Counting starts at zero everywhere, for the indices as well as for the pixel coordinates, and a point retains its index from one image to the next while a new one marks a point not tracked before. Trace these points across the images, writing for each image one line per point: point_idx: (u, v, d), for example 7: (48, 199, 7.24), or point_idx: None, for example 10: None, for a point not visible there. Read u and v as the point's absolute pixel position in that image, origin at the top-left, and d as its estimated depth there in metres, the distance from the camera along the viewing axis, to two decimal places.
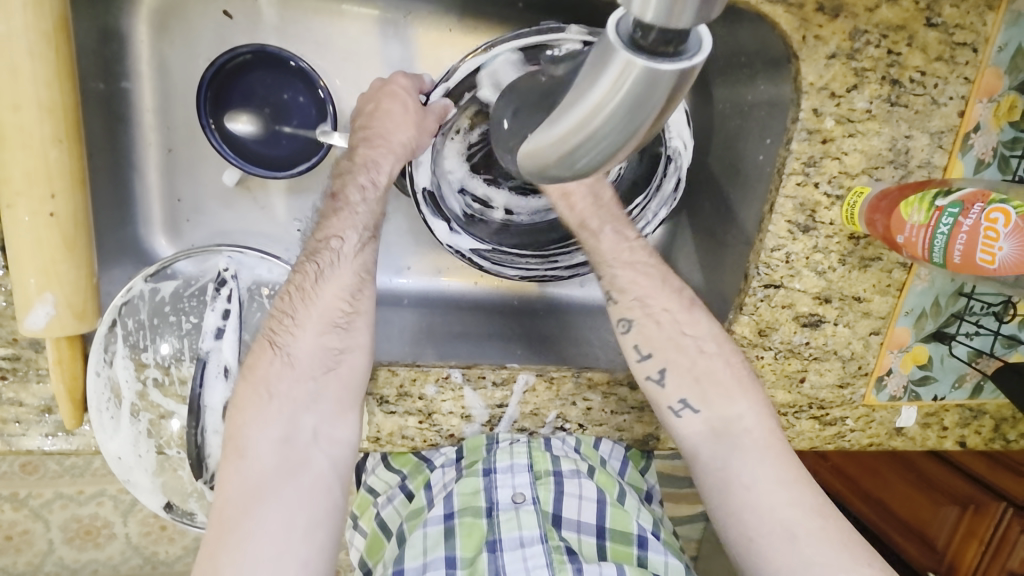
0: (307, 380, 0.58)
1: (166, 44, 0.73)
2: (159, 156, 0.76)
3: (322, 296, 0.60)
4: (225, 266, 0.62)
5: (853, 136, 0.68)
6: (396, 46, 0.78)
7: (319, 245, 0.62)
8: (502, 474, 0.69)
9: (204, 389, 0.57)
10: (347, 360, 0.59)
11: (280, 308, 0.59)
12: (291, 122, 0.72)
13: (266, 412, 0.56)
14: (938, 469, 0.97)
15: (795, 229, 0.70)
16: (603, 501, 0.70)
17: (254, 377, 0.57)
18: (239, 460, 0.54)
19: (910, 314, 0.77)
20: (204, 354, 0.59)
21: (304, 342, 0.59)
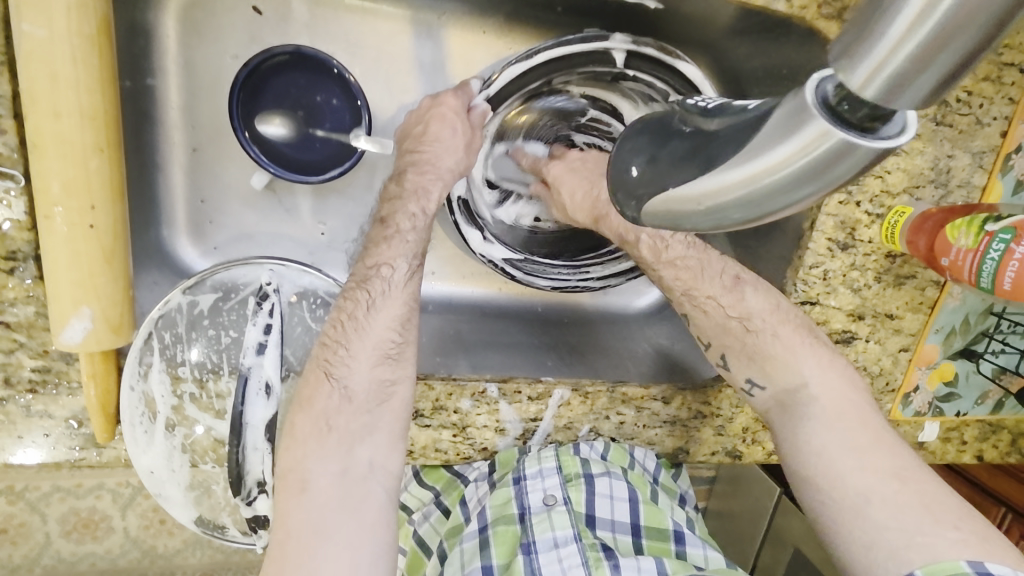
0: (363, 412, 0.58)
1: (194, 40, 0.70)
2: (184, 157, 0.74)
3: (376, 327, 0.60)
4: (267, 279, 0.60)
5: (897, 155, 0.67)
6: (429, 48, 0.76)
7: (370, 272, 0.62)
8: (532, 479, 0.68)
9: (245, 406, 0.55)
10: (399, 391, 0.59)
11: (333, 338, 0.59)
12: (324, 126, 0.70)
13: (325, 444, 0.56)
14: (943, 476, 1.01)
15: (834, 246, 0.70)
16: (635, 499, 0.71)
17: (311, 408, 0.57)
18: (300, 494, 0.53)
19: (939, 331, 0.77)
20: (246, 370, 0.57)
21: (359, 375, 0.58)
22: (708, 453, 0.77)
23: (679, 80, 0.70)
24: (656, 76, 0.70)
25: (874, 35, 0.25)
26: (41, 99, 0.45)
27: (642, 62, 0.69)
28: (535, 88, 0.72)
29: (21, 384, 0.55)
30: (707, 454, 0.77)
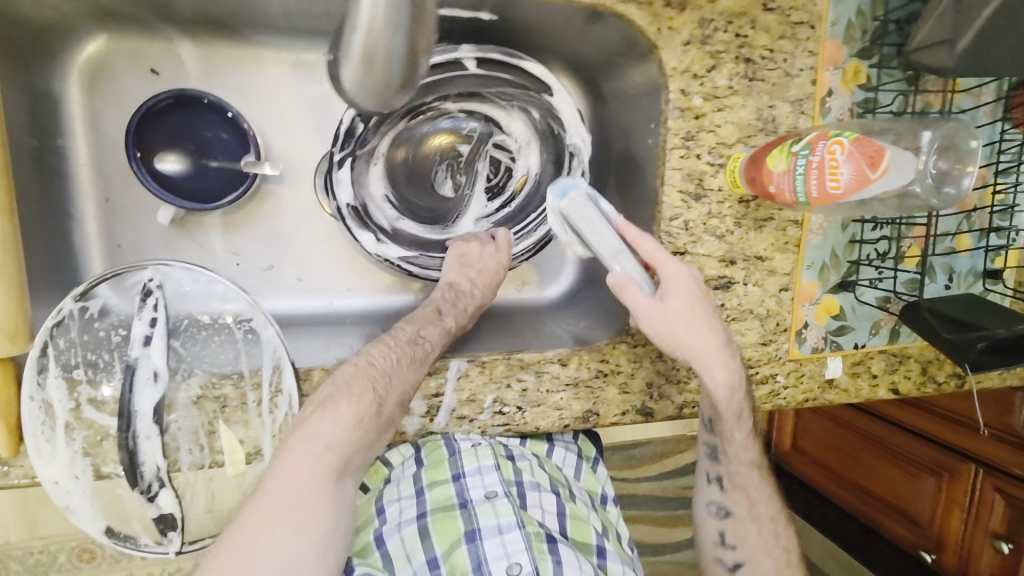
0: (369, 431, 0.64)
1: (99, 103, 0.80)
2: (98, 207, 0.82)
3: (398, 381, 0.66)
4: (150, 277, 0.62)
5: (721, 110, 0.75)
6: (312, 86, 0.87)
7: (420, 336, 0.71)
8: (472, 477, 0.74)
9: (134, 395, 0.61)
10: (384, 436, 0.66)
11: (383, 368, 0.65)
12: (217, 157, 0.78)
13: (333, 436, 0.61)
14: (920, 447, 1.53)
15: (687, 197, 0.77)
16: (563, 513, 0.75)
17: (346, 400, 0.62)
18: (313, 462, 0.59)
19: (812, 266, 0.83)
20: (133, 361, 0.62)
21: (388, 403, 0.65)
22: (619, 413, 0.80)
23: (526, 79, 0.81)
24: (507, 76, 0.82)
25: None
26: None
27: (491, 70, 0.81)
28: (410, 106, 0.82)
29: None
30: (618, 415, 0.80)
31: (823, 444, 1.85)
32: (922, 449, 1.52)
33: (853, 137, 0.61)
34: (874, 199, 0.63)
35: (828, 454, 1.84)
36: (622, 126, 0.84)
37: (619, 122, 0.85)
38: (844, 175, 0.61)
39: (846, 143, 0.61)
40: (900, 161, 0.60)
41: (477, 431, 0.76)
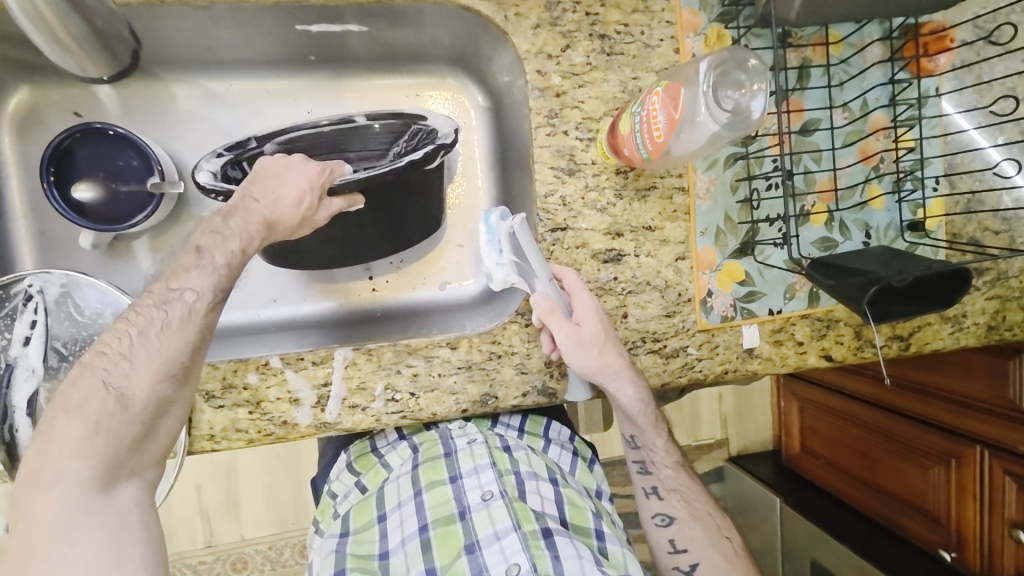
0: (135, 422, 0.58)
1: (29, 144, 0.88)
2: (35, 239, 0.90)
3: (166, 346, 0.60)
4: (31, 283, 0.67)
5: (583, 86, 0.77)
6: (222, 112, 0.91)
7: (170, 294, 0.63)
8: (468, 478, 0.76)
9: (11, 390, 0.65)
10: (175, 409, 0.62)
11: (119, 353, 0.59)
12: (128, 183, 0.85)
13: (77, 446, 0.55)
14: (914, 431, 1.29)
15: (560, 173, 0.78)
16: (561, 499, 0.77)
17: (81, 411, 0.56)
18: (51, 489, 0.54)
19: (706, 233, 0.82)
20: (13, 360, 0.66)
21: (140, 387, 0.59)
22: (519, 395, 0.80)
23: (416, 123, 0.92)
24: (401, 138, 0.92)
25: None
26: None
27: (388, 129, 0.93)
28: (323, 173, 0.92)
29: None
30: (519, 397, 0.80)
31: (829, 440, 1.57)
32: (925, 435, 1.26)
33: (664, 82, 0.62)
34: (709, 146, 0.63)
35: (836, 452, 1.55)
36: (520, 114, 0.88)
37: (517, 113, 0.88)
38: (661, 121, 0.62)
39: (659, 91, 0.62)
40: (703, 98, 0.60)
41: (371, 420, 0.76)
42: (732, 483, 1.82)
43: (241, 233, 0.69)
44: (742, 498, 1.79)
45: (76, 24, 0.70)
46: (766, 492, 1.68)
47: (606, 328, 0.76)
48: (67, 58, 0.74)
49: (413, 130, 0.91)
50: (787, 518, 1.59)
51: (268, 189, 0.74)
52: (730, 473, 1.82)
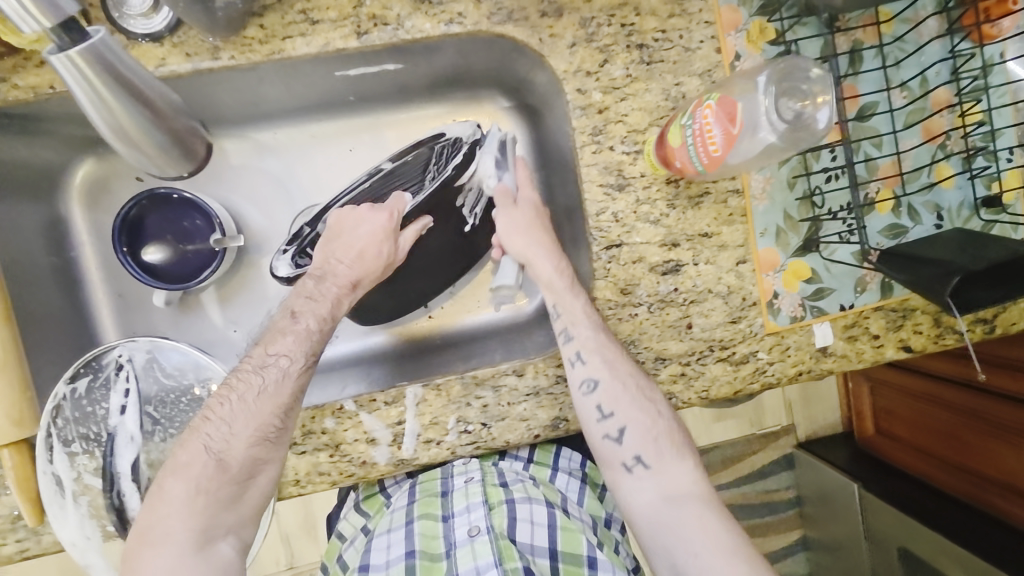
0: (231, 483, 0.66)
1: (99, 213, 0.93)
2: (113, 302, 0.95)
3: (260, 410, 0.68)
4: (120, 354, 0.73)
5: (625, 99, 0.75)
6: (271, 160, 0.96)
7: (267, 359, 0.71)
8: (458, 516, 0.78)
9: (114, 456, 0.71)
10: (267, 470, 0.68)
11: (221, 419, 0.67)
12: (195, 242, 0.89)
13: (184, 507, 0.64)
14: (988, 404, 1.20)
15: (610, 190, 0.77)
16: (554, 526, 0.77)
17: (185, 474, 0.65)
18: (163, 548, 0.62)
19: (766, 234, 0.79)
20: (113, 428, 0.72)
21: (237, 452, 0.66)
22: None
23: (439, 140, 0.89)
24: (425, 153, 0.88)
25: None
26: None
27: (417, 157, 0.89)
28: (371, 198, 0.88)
29: None
30: None
31: (910, 423, 1.45)
32: (998, 406, 1.18)
33: (717, 98, 0.61)
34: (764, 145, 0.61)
35: (915, 434, 1.44)
36: (562, 131, 0.87)
37: (557, 131, 0.87)
38: (718, 138, 0.61)
39: (713, 106, 0.60)
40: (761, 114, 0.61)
41: (447, 452, 0.77)
42: (807, 471, 1.69)
43: (331, 302, 0.76)
44: (822, 487, 1.63)
45: (150, 126, 0.66)
46: (844, 480, 1.54)
47: (564, 275, 0.80)
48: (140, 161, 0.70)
49: (436, 148, 0.88)
50: (869, 509, 1.44)
51: (348, 246, 0.80)
52: (801, 462, 1.71)
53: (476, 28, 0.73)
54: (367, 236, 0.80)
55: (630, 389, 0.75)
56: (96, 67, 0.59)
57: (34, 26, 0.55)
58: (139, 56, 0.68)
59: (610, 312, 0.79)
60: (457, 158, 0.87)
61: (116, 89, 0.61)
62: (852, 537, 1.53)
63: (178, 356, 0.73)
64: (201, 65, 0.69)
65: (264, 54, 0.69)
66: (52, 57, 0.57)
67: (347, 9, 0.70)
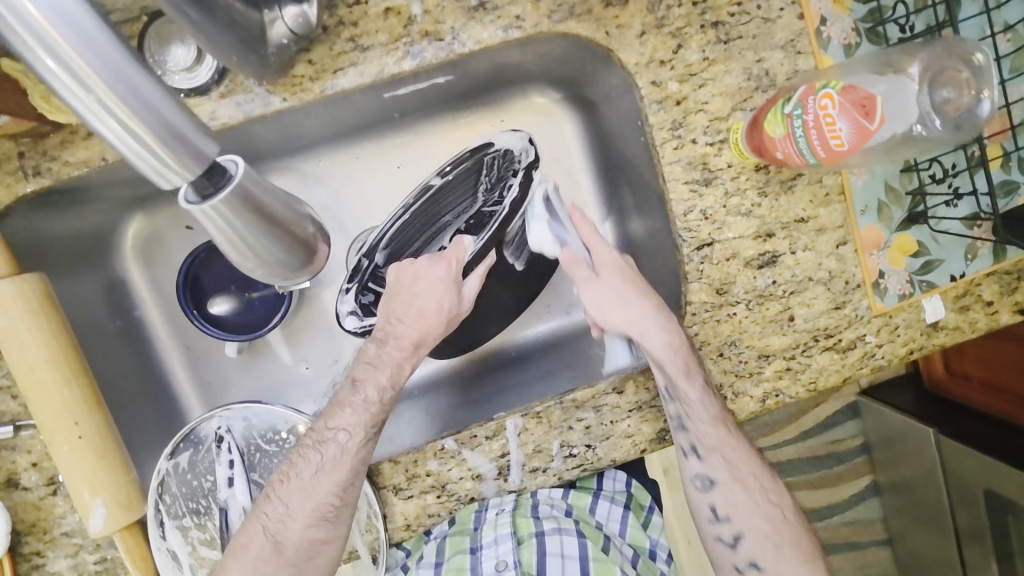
0: (288, 564, 0.65)
1: (156, 269, 0.89)
2: (182, 356, 0.90)
3: (319, 490, 0.66)
4: (218, 426, 0.71)
5: (703, 86, 0.70)
6: (319, 191, 0.90)
7: (326, 434, 0.67)
8: (487, 548, 0.80)
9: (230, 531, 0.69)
10: (327, 549, 0.66)
11: (280, 500, 0.66)
12: (258, 289, 0.86)
13: None
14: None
15: (696, 186, 0.72)
16: (584, 558, 0.78)
17: (248, 554, 0.65)
18: None
19: (867, 210, 0.74)
20: (224, 503, 0.70)
21: (294, 534, 0.65)
22: None
23: (486, 152, 0.77)
24: (471, 166, 0.76)
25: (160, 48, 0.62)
26: (18, 362, 0.62)
27: (466, 171, 0.77)
28: (423, 213, 0.77)
29: None
30: None
31: (982, 362, 1.18)
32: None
33: (840, 86, 0.57)
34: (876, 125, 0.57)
35: (997, 374, 1.16)
36: (628, 123, 0.81)
37: (622, 124, 0.81)
38: (843, 132, 0.57)
39: (835, 96, 0.57)
40: (892, 104, 0.58)
41: (554, 479, 0.75)
42: (871, 418, 1.42)
43: (391, 366, 0.70)
44: (887, 430, 1.38)
45: (260, 237, 0.57)
46: (914, 425, 1.27)
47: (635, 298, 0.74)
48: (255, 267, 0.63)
49: (485, 159, 0.77)
50: (947, 454, 1.21)
51: (408, 304, 0.71)
52: (867, 409, 1.42)
53: (537, 31, 0.67)
54: (427, 291, 0.70)
55: (676, 368, 0.70)
56: (232, 202, 0.50)
57: (177, 183, 0.43)
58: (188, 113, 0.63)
59: (707, 314, 0.74)
60: (513, 173, 0.75)
61: (242, 212, 0.52)
62: (928, 480, 1.28)
63: (274, 418, 0.71)
64: (254, 113, 0.64)
65: (317, 92, 0.65)
66: (193, 208, 0.48)
67: (397, 29, 0.65)
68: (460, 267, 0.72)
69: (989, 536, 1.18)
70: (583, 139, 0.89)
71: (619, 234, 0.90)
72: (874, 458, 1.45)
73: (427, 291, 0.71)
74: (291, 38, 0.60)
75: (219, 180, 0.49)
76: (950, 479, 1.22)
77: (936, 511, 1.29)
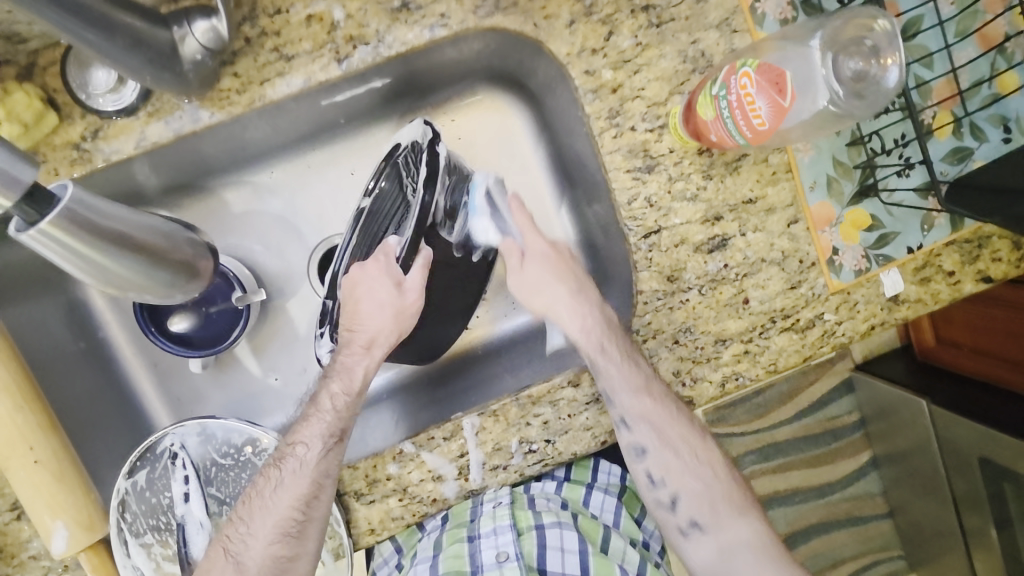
0: None
1: None
2: (150, 373, 0.90)
3: (283, 506, 0.67)
4: (171, 442, 0.71)
5: (639, 71, 0.69)
6: (273, 201, 0.89)
7: (288, 451, 0.69)
8: (486, 538, 0.79)
9: (189, 546, 0.70)
10: (293, 566, 0.67)
11: (243, 518, 0.67)
12: (217, 302, 0.86)
13: None
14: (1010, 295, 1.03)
15: (638, 174, 0.71)
16: (584, 552, 0.78)
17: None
18: None
19: (816, 186, 0.73)
20: (181, 517, 0.71)
21: (255, 553, 0.66)
22: None
23: (397, 154, 0.73)
24: (387, 175, 0.72)
25: (79, 73, 0.63)
26: None
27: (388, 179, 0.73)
28: (363, 234, 0.73)
29: None
30: None
31: (970, 326, 1.16)
32: None
33: (756, 64, 0.57)
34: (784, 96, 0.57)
35: (989, 339, 1.14)
36: (573, 114, 0.79)
37: (568, 115, 0.80)
38: (763, 110, 0.57)
39: (753, 74, 0.57)
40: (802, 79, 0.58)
41: (515, 475, 0.75)
42: (866, 389, 1.41)
43: (342, 373, 0.70)
44: (880, 402, 1.36)
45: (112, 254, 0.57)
46: (908, 395, 1.24)
47: (558, 271, 0.76)
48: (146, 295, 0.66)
49: (399, 162, 0.73)
50: (940, 423, 1.16)
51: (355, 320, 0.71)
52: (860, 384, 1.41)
53: (463, 27, 0.66)
54: (369, 302, 0.70)
55: (662, 417, 0.73)
56: (67, 228, 0.51)
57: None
58: (117, 133, 0.64)
59: (660, 303, 0.74)
60: (428, 166, 0.72)
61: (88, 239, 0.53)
62: (923, 450, 1.26)
63: (230, 432, 0.72)
64: (183, 130, 0.64)
65: (245, 104, 0.65)
66: (21, 237, 0.49)
67: (320, 36, 0.64)
68: (393, 263, 0.71)
69: (985, 500, 1.14)
70: (534, 131, 0.87)
71: (577, 225, 0.88)
72: (873, 433, 1.44)
73: (369, 302, 0.70)
74: (205, 54, 0.60)
75: (47, 205, 0.50)
76: (944, 447, 1.18)
77: (932, 480, 1.26)
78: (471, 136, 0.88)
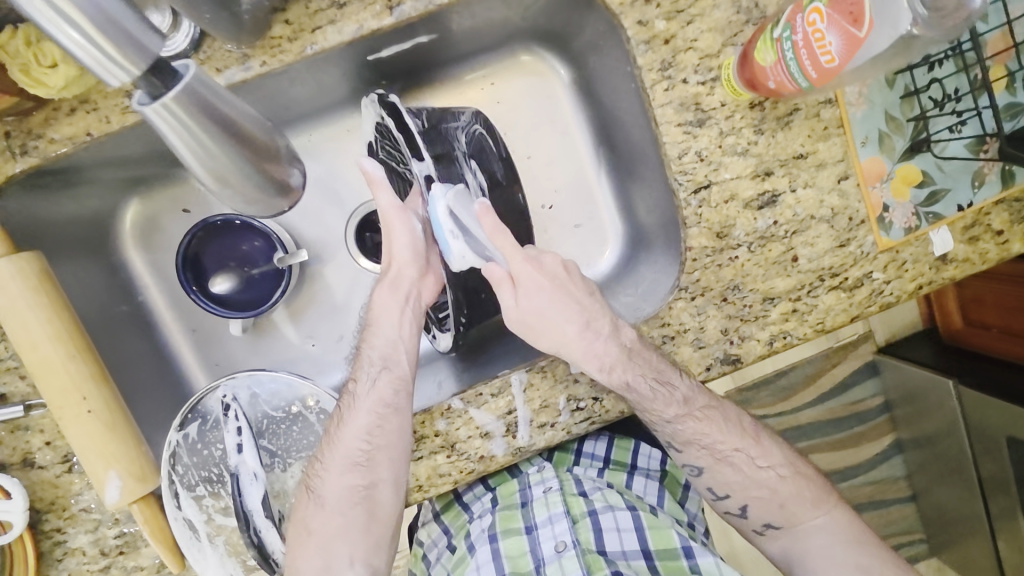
0: (337, 513, 0.68)
1: (156, 252, 0.89)
2: (189, 337, 0.90)
3: (348, 439, 0.70)
4: (223, 394, 0.73)
5: (692, 22, 0.69)
6: (313, 163, 0.89)
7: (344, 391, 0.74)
8: (544, 528, 0.78)
9: (244, 496, 0.70)
10: (370, 491, 0.69)
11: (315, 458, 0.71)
12: (259, 264, 0.86)
13: (309, 547, 0.67)
14: None
15: (689, 128, 0.71)
16: (640, 527, 0.78)
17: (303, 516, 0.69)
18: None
19: (867, 141, 0.72)
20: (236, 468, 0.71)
21: (331, 484, 0.69)
22: (703, 371, 0.75)
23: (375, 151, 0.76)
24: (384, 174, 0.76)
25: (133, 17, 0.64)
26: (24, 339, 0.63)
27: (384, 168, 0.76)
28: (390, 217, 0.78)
29: (111, 551, 0.69)
30: (703, 372, 0.75)
31: (1000, 306, 1.14)
32: None
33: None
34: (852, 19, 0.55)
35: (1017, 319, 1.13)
36: (620, 70, 0.78)
37: (614, 76, 0.79)
38: (834, 45, 0.56)
39: (824, 8, 0.56)
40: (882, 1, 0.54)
41: (563, 433, 0.74)
42: (890, 374, 1.40)
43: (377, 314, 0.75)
44: (907, 383, 1.35)
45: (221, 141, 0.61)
46: (933, 377, 1.24)
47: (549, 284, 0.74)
48: (231, 199, 0.70)
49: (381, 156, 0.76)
50: (969, 405, 1.16)
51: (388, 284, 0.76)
52: (884, 366, 1.41)
53: None
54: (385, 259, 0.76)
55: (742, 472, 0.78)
56: (186, 105, 0.55)
57: (123, 77, 0.51)
58: None
59: (708, 259, 0.73)
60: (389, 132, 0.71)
61: (203, 122, 0.57)
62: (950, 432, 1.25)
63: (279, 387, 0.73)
64: (235, 79, 0.65)
65: (297, 52, 0.65)
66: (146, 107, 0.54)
67: None
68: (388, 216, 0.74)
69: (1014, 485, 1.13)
70: (575, 96, 0.87)
71: (618, 189, 0.88)
72: (897, 416, 1.43)
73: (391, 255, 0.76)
74: None
75: (170, 79, 0.55)
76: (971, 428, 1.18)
77: (959, 463, 1.25)
78: (513, 101, 0.87)
